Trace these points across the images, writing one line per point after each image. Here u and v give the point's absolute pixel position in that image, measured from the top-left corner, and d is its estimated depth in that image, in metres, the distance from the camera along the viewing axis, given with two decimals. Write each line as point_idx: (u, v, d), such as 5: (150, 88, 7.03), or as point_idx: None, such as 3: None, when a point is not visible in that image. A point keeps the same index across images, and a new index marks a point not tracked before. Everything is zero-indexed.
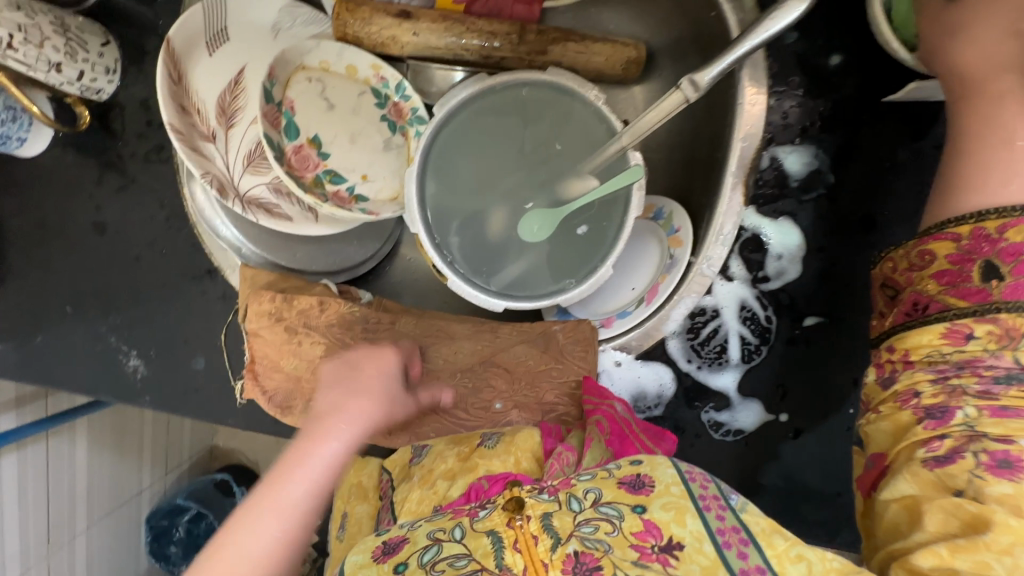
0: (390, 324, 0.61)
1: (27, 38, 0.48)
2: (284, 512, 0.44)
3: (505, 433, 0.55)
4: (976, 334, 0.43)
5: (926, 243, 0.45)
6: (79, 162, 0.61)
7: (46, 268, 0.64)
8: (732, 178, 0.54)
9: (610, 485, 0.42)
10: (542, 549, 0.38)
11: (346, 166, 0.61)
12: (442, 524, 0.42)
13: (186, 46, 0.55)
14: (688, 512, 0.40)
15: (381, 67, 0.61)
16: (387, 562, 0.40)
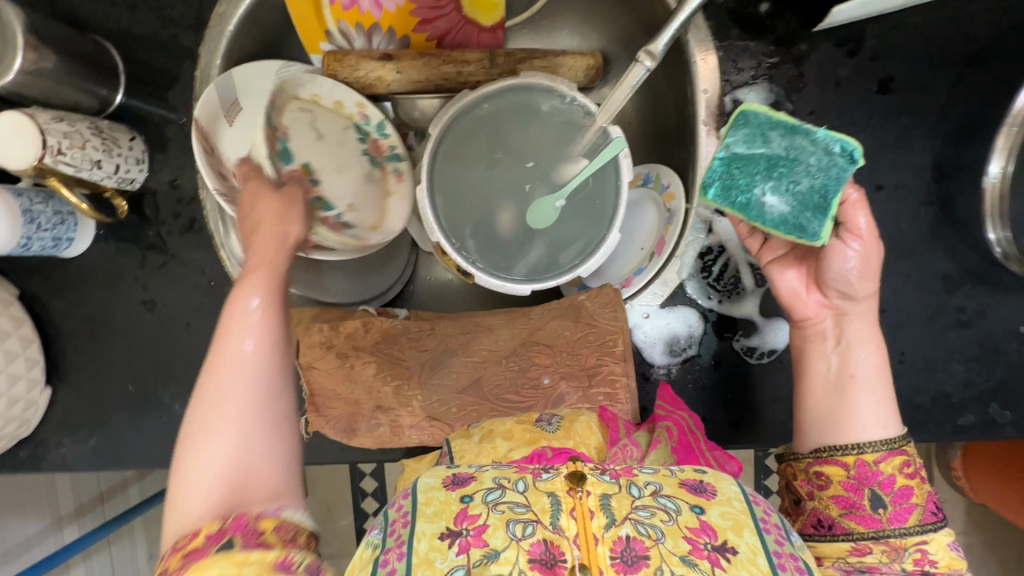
0: (431, 329, 0.66)
1: (73, 143, 0.55)
2: (233, 407, 0.38)
3: (563, 417, 0.58)
4: (873, 551, 0.50)
5: (818, 464, 0.53)
6: (120, 250, 0.66)
7: (101, 357, 0.69)
8: (704, 127, 0.61)
9: (671, 483, 0.45)
10: (596, 524, 0.40)
11: (336, 194, 0.68)
12: (506, 474, 0.45)
13: (209, 122, 0.62)
14: (746, 526, 0.42)
15: (364, 105, 0.68)
16: (454, 490, 0.44)
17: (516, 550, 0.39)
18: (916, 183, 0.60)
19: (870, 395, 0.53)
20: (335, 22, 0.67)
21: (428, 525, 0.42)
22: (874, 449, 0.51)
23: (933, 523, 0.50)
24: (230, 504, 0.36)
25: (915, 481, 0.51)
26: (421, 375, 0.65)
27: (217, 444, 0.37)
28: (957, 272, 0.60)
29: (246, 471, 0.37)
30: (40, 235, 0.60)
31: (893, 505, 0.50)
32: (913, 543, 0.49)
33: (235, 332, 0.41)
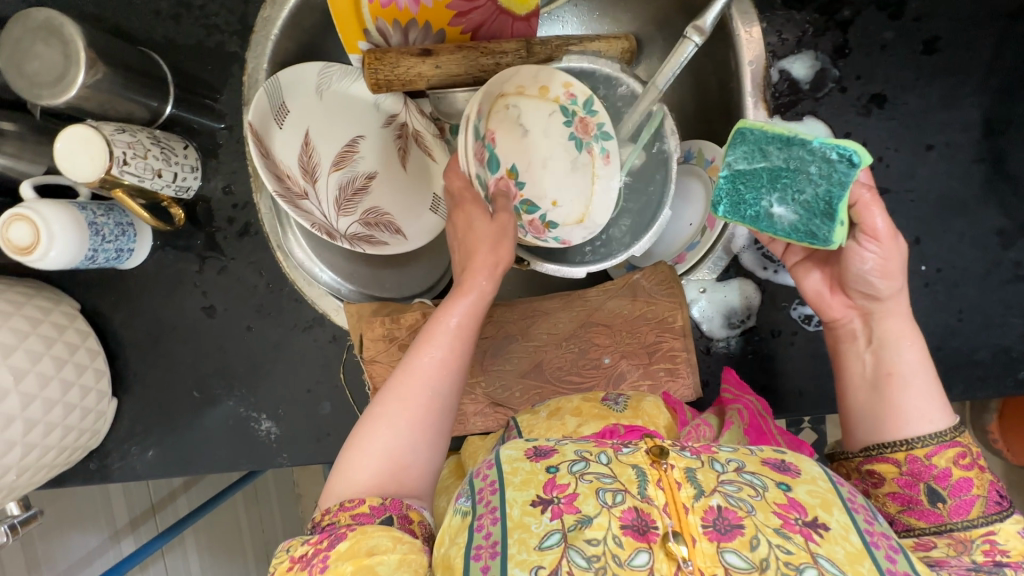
0: (490, 317, 0.66)
1: (136, 153, 0.56)
2: (415, 411, 0.46)
3: (630, 397, 0.58)
4: (938, 544, 0.47)
5: (870, 463, 0.51)
6: (178, 258, 0.67)
7: (165, 364, 0.70)
8: (751, 99, 0.61)
9: (753, 459, 0.42)
10: (684, 494, 0.38)
11: (538, 194, 0.66)
12: (587, 446, 0.43)
13: (262, 123, 0.63)
14: (836, 504, 0.39)
15: (571, 84, 0.64)
16: (539, 463, 0.41)
17: (608, 517, 0.37)
18: (967, 141, 0.60)
19: (913, 392, 0.50)
20: (372, 20, 0.67)
21: (520, 493, 0.39)
22: (926, 445, 0.48)
23: (998, 513, 0.47)
24: (392, 483, 0.44)
25: (973, 470, 0.48)
26: (483, 363, 0.65)
27: (393, 434, 0.45)
28: (1011, 227, 0.61)
29: (407, 464, 0.45)
30: (104, 247, 0.61)
31: (953, 499, 0.48)
32: (980, 533, 0.47)
33: (439, 336, 0.50)
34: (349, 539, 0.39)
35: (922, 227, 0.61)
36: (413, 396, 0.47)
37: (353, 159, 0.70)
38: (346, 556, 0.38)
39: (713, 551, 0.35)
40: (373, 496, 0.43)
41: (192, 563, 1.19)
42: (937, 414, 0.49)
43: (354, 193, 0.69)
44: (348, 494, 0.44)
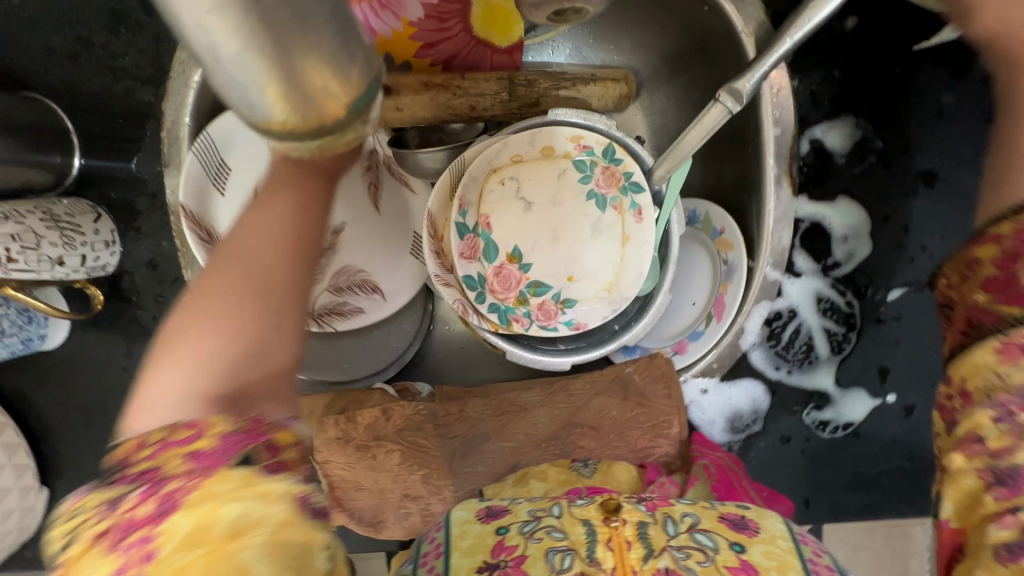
0: (460, 411, 0.58)
1: (25, 245, 0.46)
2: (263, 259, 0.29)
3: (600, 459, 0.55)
4: None
5: None
6: (102, 338, 0.59)
7: (97, 451, 0.63)
8: (772, 173, 0.50)
9: (710, 515, 0.40)
10: (634, 555, 0.36)
11: (550, 272, 0.56)
12: (540, 504, 0.42)
13: (199, 199, 0.53)
14: (793, 569, 0.36)
15: (582, 136, 0.54)
16: (490, 523, 0.40)
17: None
18: None
19: None
20: None
21: (466, 560, 0.37)
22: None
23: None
24: (235, 403, 0.26)
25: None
26: (452, 464, 0.58)
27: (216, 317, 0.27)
28: None
29: (266, 360, 0.27)
30: (6, 341, 0.52)
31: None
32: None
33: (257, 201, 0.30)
34: (186, 514, 0.22)
35: None
36: (244, 259, 0.28)
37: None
38: (188, 542, 0.22)
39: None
40: (199, 412, 0.25)
41: None
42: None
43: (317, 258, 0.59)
44: (164, 422, 0.25)
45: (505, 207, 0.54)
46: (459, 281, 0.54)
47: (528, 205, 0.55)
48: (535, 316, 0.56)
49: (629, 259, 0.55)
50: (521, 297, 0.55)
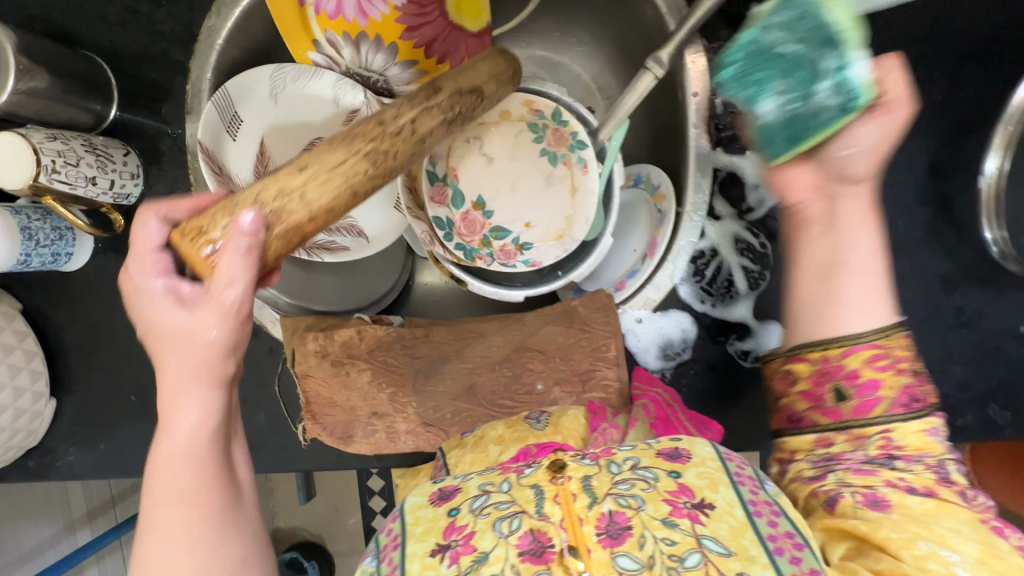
0: (425, 335, 0.66)
1: (66, 161, 0.56)
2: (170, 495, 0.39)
3: (551, 413, 0.58)
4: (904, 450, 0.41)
5: (789, 361, 0.47)
6: (119, 263, 0.68)
7: (105, 367, 0.71)
8: (694, 129, 0.60)
9: (649, 453, 0.43)
10: (579, 505, 0.40)
11: (508, 218, 0.65)
12: (491, 478, 0.44)
13: (214, 142, 0.64)
14: (721, 481, 0.41)
15: (534, 101, 0.63)
16: (443, 505, 0.43)
17: (506, 548, 0.38)
18: (913, 182, 0.59)
19: (858, 280, 0.44)
20: (321, 31, 0.67)
21: (420, 545, 0.41)
22: (892, 421, 0.42)
23: (897, 416, 0.42)
24: None
25: (887, 372, 0.43)
26: (415, 383, 0.65)
27: (160, 554, 0.38)
28: (955, 272, 0.59)
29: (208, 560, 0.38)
30: (39, 251, 0.61)
31: (902, 390, 0.42)
32: (876, 431, 0.42)
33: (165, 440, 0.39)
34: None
35: None
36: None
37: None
38: None
39: (608, 559, 0.37)
40: None
41: None
42: (878, 311, 0.44)
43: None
44: None
45: (470, 160, 0.64)
46: (430, 220, 0.63)
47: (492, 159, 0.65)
48: (496, 256, 0.65)
49: (576, 209, 0.64)
50: (485, 239, 0.65)
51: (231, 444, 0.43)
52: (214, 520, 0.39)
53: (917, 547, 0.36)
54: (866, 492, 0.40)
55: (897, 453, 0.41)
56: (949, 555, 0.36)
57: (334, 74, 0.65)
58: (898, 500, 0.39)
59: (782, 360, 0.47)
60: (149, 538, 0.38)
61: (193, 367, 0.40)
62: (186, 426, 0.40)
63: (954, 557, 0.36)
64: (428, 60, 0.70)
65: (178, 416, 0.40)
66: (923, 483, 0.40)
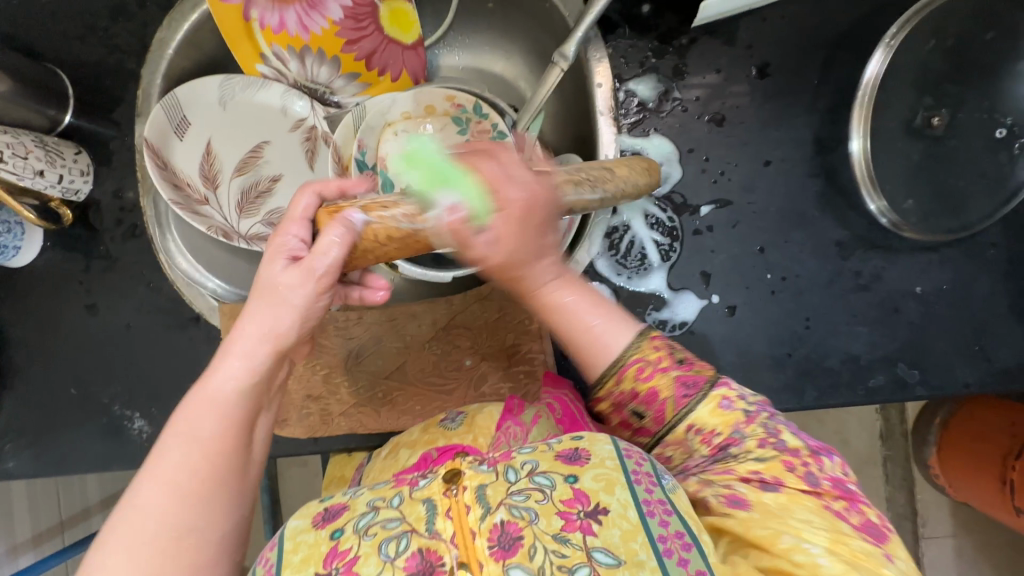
0: (358, 318, 0.68)
1: (15, 152, 0.60)
2: (205, 437, 0.39)
3: (468, 413, 0.62)
4: (764, 468, 0.45)
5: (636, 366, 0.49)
6: (65, 257, 0.71)
7: (45, 362, 0.72)
8: (603, 117, 0.64)
9: (547, 456, 0.41)
10: (472, 518, 0.37)
11: None
12: (382, 492, 0.41)
13: (161, 139, 0.68)
14: (618, 482, 0.40)
15: (455, 96, 0.70)
16: (325, 527, 0.39)
17: (391, 573, 0.35)
18: (801, 157, 0.64)
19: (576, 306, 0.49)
20: (268, 45, 0.70)
21: (296, 575, 0.36)
22: (688, 413, 0.48)
23: (684, 407, 0.48)
24: (169, 571, 0.36)
25: (654, 381, 0.48)
26: (348, 364, 0.67)
27: (149, 497, 0.37)
28: (849, 238, 0.64)
29: (192, 520, 0.37)
30: None
31: (676, 384, 0.48)
32: (685, 429, 0.48)
33: (218, 375, 0.41)
34: None
35: (764, 236, 0.64)
36: (150, 512, 0.37)
37: (257, 163, 0.73)
38: None
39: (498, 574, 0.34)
40: None
41: None
42: (625, 329, 0.50)
43: (257, 196, 0.72)
44: None
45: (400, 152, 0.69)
46: None
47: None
48: None
49: None
50: None
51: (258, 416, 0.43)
52: (213, 492, 0.38)
53: (783, 540, 0.40)
54: (729, 493, 0.44)
55: (722, 441, 0.47)
56: (810, 548, 0.40)
57: (281, 86, 0.71)
58: (755, 498, 0.43)
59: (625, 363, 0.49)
60: (162, 471, 0.38)
61: (261, 326, 0.42)
62: (236, 371, 0.41)
63: (814, 547, 0.40)
64: (370, 72, 0.74)
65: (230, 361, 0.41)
66: (772, 474, 0.45)
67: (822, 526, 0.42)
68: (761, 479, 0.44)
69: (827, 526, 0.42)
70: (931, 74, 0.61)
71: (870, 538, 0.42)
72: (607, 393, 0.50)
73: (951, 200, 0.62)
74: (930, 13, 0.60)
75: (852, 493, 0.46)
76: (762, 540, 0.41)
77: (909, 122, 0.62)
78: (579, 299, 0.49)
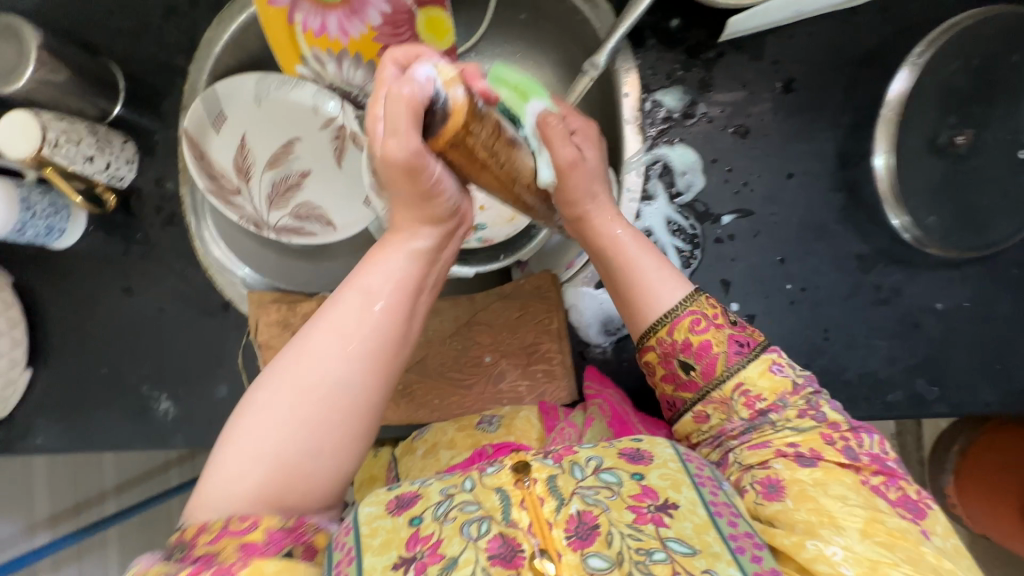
0: None
1: (69, 138, 0.63)
2: (367, 316, 0.45)
3: (503, 415, 0.63)
4: (801, 446, 0.47)
5: (694, 321, 0.51)
6: (106, 240, 0.74)
7: (80, 340, 0.74)
8: (630, 125, 0.67)
9: (611, 454, 0.45)
10: (547, 509, 0.41)
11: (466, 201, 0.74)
12: (452, 481, 0.44)
13: (200, 132, 0.72)
14: (683, 483, 0.44)
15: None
16: (401, 515, 0.42)
17: (475, 550, 0.39)
18: (823, 171, 0.65)
19: (650, 263, 0.53)
20: (308, 47, 0.69)
21: (378, 558, 0.40)
22: (738, 370, 0.50)
23: (736, 365, 0.50)
24: (321, 431, 0.43)
25: (711, 333, 0.51)
26: None
27: (314, 365, 0.43)
28: (870, 252, 0.64)
29: (340, 398, 0.43)
30: (34, 222, 0.67)
31: (730, 342, 0.51)
32: (732, 387, 0.50)
33: (383, 264, 0.47)
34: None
35: (785, 247, 0.65)
36: (320, 380, 0.43)
37: (287, 158, 0.76)
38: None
39: (578, 561, 0.38)
40: (255, 508, 0.41)
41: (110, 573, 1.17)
42: (677, 285, 0.53)
43: (286, 188, 0.75)
44: (255, 459, 0.41)
45: None
46: None
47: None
48: None
49: None
50: None
51: (410, 310, 0.48)
52: (362, 377, 0.44)
53: (807, 549, 0.41)
54: (766, 476, 0.46)
55: (766, 407, 0.49)
56: (834, 552, 0.40)
57: (314, 85, 0.74)
58: (790, 476, 0.45)
59: (679, 317, 0.51)
60: (331, 337, 0.44)
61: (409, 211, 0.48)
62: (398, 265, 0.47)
63: (837, 552, 0.40)
64: None
65: (383, 272, 0.47)
66: (810, 447, 0.47)
67: (861, 504, 0.43)
68: (797, 452, 0.47)
69: (864, 503, 0.43)
70: (956, 94, 0.62)
71: (909, 514, 0.44)
72: (658, 342, 0.52)
73: (973, 219, 0.62)
74: (955, 36, 0.61)
75: (891, 471, 0.47)
76: (789, 550, 0.41)
77: (932, 140, 0.63)
78: (655, 264, 0.53)
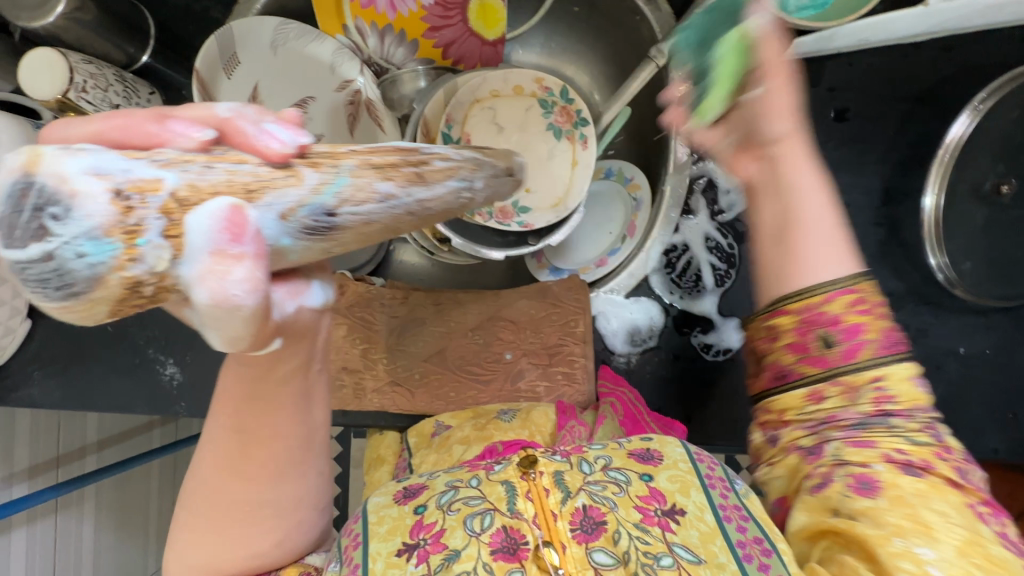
0: (404, 298, 0.69)
1: (97, 84, 0.59)
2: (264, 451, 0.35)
3: (519, 408, 0.62)
4: (912, 456, 0.37)
5: (846, 292, 0.40)
6: None
7: None
8: (678, 137, 0.66)
9: (620, 454, 0.47)
10: (552, 500, 0.42)
11: None
12: (460, 475, 0.46)
13: (210, 73, 0.65)
14: (692, 485, 0.45)
15: (543, 78, 0.70)
16: (408, 504, 0.45)
17: (477, 545, 0.39)
18: (866, 204, 0.65)
19: (812, 204, 0.42)
20: (352, 18, 0.69)
21: (384, 544, 0.41)
22: (881, 364, 0.39)
23: (880, 358, 0.39)
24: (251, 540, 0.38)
25: (870, 317, 0.39)
26: (389, 341, 0.67)
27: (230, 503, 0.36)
28: (903, 290, 0.65)
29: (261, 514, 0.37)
30: None
31: (883, 333, 0.40)
32: (866, 378, 0.39)
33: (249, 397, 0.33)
34: None
35: None
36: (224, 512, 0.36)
37: None
38: None
39: (583, 555, 0.39)
40: None
41: (85, 530, 1.13)
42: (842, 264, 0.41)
43: None
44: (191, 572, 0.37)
45: (484, 128, 0.70)
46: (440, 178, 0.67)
47: (501, 130, 0.71)
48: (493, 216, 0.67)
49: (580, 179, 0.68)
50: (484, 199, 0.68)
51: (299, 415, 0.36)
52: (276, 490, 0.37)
53: (892, 544, 0.34)
54: (859, 473, 0.37)
55: (893, 409, 0.39)
56: (923, 553, 0.34)
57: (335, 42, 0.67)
58: (890, 479, 0.36)
59: (811, 286, 0.40)
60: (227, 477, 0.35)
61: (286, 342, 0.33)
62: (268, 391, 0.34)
63: (928, 553, 0.33)
64: (445, 59, 0.75)
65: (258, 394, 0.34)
66: (920, 457, 0.37)
67: (960, 524, 0.35)
68: (904, 458, 0.37)
69: (967, 525, 0.35)
70: (1010, 144, 0.61)
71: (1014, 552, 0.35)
72: (796, 306, 0.40)
73: (1009, 269, 0.63)
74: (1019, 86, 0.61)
75: (993, 505, 0.37)
76: (870, 541, 0.35)
77: (977, 187, 0.63)
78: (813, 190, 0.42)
